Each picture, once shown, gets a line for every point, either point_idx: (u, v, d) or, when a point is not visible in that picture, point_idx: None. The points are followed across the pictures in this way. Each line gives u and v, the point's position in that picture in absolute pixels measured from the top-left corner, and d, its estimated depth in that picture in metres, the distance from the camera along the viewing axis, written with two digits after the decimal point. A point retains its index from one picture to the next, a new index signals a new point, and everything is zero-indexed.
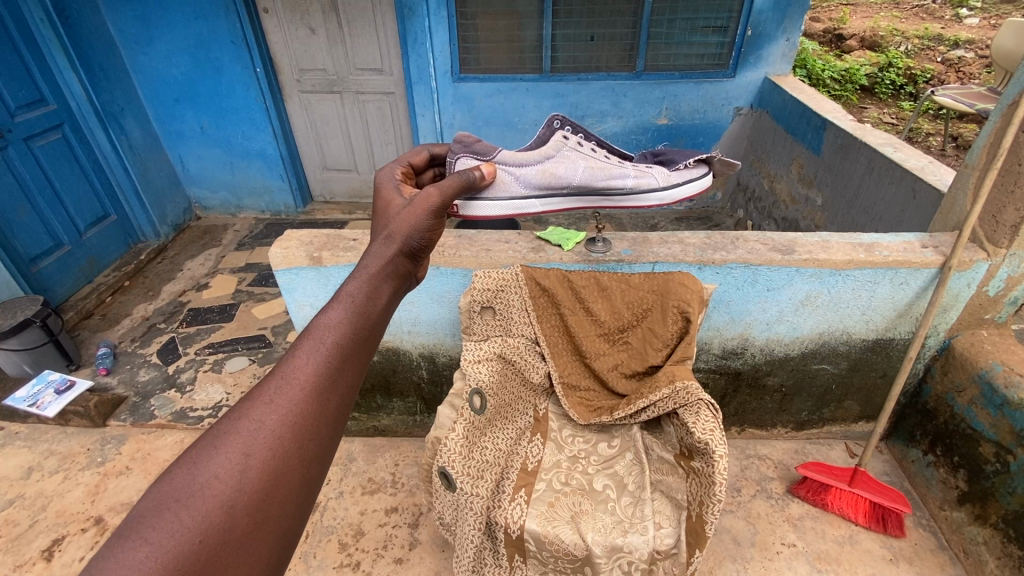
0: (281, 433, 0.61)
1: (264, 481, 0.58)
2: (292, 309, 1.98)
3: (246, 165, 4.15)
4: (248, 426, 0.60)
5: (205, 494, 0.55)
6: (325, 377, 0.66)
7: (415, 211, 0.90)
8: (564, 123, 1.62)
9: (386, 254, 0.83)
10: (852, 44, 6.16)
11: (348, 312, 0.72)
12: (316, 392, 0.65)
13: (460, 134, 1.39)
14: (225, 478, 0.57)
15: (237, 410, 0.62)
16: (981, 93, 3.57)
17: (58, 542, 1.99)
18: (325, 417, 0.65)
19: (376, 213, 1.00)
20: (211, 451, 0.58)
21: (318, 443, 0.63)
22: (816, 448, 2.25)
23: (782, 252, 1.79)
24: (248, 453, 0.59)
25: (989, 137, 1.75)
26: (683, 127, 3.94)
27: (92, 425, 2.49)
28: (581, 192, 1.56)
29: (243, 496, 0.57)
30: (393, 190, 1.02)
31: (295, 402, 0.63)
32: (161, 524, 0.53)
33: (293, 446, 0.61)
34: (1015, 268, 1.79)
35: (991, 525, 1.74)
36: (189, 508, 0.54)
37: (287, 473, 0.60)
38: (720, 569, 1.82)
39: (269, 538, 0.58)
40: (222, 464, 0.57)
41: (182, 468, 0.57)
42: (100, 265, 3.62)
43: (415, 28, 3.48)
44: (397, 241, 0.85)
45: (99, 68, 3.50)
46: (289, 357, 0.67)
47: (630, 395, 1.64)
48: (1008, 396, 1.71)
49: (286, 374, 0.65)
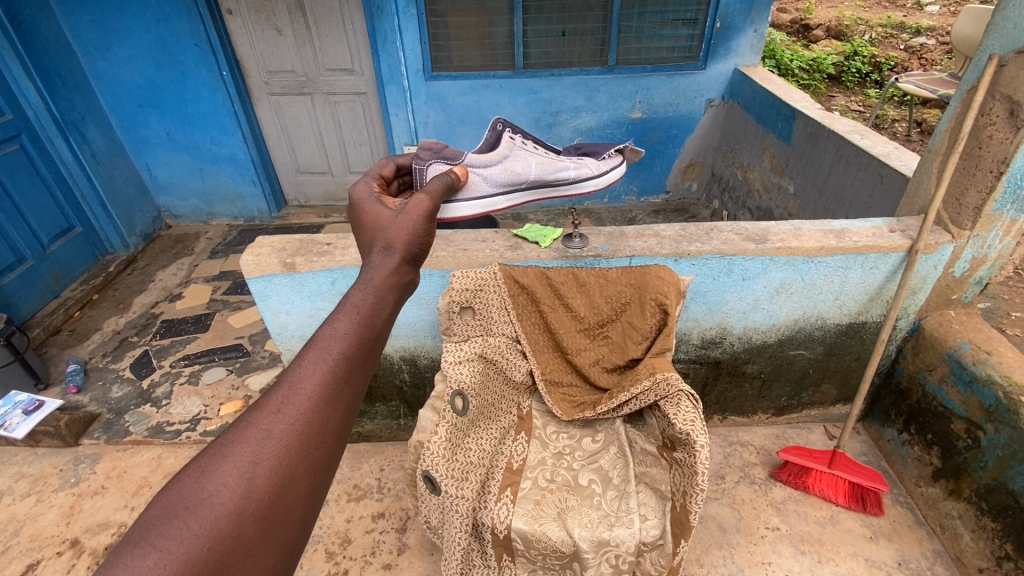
0: (289, 439, 0.60)
1: (272, 489, 0.57)
2: (266, 317, 1.94)
3: (216, 171, 4.06)
4: (256, 435, 0.59)
5: (214, 501, 0.54)
6: (333, 384, 0.65)
7: (403, 218, 0.89)
8: (506, 124, 1.61)
9: (389, 263, 0.82)
10: (819, 34, 6.29)
11: (354, 319, 0.71)
12: (325, 399, 0.64)
13: (428, 142, 1.37)
14: (233, 486, 0.55)
15: (244, 418, 0.61)
16: (942, 79, 3.67)
17: (33, 567, 1.92)
18: (334, 423, 0.63)
19: (359, 226, 0.94)
20: (222, 456, 0.57)
21: (326, 450, 0.62)
22: (796, 433, 2.30)
23: (756, 241, 1.81)
24: (258, 458, 0.57)
25: (950, 122, 1.79)
26: (657, 120, 3.97)
27: (64, 445, 2.40)
28: (537, 186, 1.58)
29: (251, 504, 0.55)
30: (376, 202, 0.96)
31: (303, 409, 0.62)
32: (170, 532, 0.52)
33: (302, 452, 0.60)
34: (978, 249, 1.84)
35: (965, 499, 1.79)
36: (198, 515, 0.53)
37: (296, 479, 0.59)
38: (706, 556, 1.84)
39: (279, 547, 0.57)
40: (230, 473, 0.56)
41: (192, 472, 0.56)
42: (66, 278, 3.50)
43: (384, 27, 3.43)
44: (398, 248, 0.84)
45: (56, 75, 3.38)
46: (298, 361, 0.65)
47: (611, 389, 1.64)
48: (976, 373, 1.76)
49: (292, 383, 0.63)
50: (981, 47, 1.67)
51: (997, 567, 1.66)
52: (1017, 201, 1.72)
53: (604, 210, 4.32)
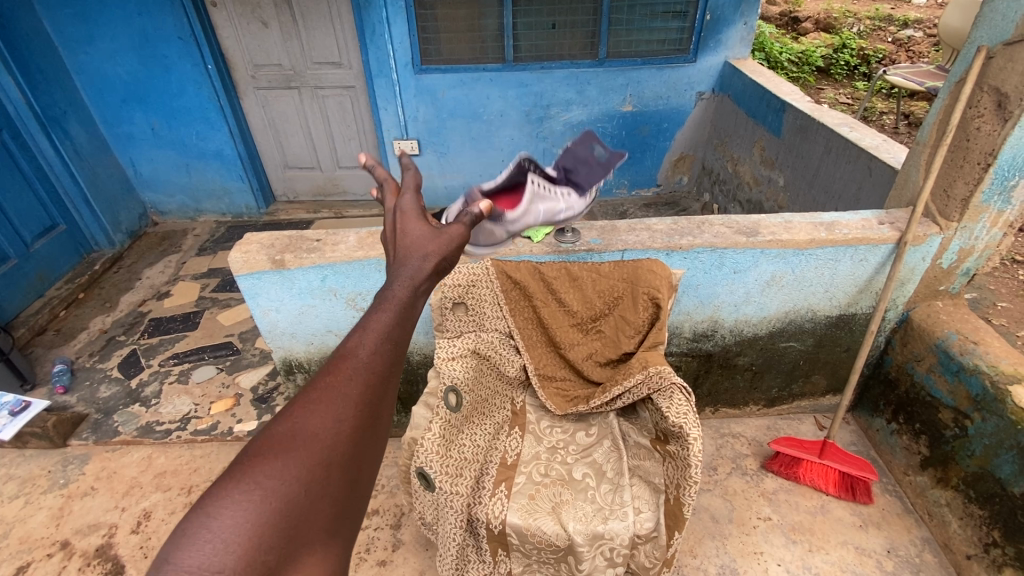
0: (340, 429, 0.58)
1: (323, 479, 0.56)
2: (256, 315, 1.92)
3: (203, 167, 4.00)
4: (309, 422, 0.58)
5: (269, 488, 0.53)
6: (382, 375, 0.63)
7: (424, 218, 0.81)
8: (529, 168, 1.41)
9: (426, 271, 0.74)
10: (808, 27, 6.31)
11: (401, 309, 0.69)
12: (375, 389, 0.62)
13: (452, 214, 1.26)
14: (287, 474, 0.54)
15: (295, 405, 0.59)
16: (929, 72, 3.69)
17: (23, 569, 1.90)
18: (382, 415, 0.62)
19: (392, 230, 0.81)
20: (273, 443, 0.56)
21: (375, 443, 0.61)
22: (787, 424, 2.32)
23: (747, 234, 1.81)
24: (311, 448, 0.56)
25: (939, 114, 1.80)
26: (648, 113, 3.96)
27: (52, 446, 2.37)
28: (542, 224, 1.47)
29: (306, 493, 0.54)
30: (414, 204, 0.83)
31: (354, 398, 0.60)
32: (226, 519, 0.50)
33: (352, 444, 0.59)
34: (965, 241, 1.86)
35: (953, 487, 1.82)
36: (252, 502, 0.52)
37: (346, 470, 0.58)
38: (699, 547, 1.85)
39: (328, 538, 0.56)
40: (282, 461, 0.55)
41: (244, 458, 0.54)
42: (51, 277, 3.43)
43: (372, 19, 3.39)
44: (435, 258, 0.76)
45: (37, 69, 3.30)
46: (346, 350, 0.64)
47: (604, 383, 1.65)
48: (963, 363, 1.79)
49: (343, 370, 0.62)
50: (970, 39, 1.68)
51: (984, 554, 1.69)
52: (1004, 192, 1.74)
53: (596, 204, 4.32)
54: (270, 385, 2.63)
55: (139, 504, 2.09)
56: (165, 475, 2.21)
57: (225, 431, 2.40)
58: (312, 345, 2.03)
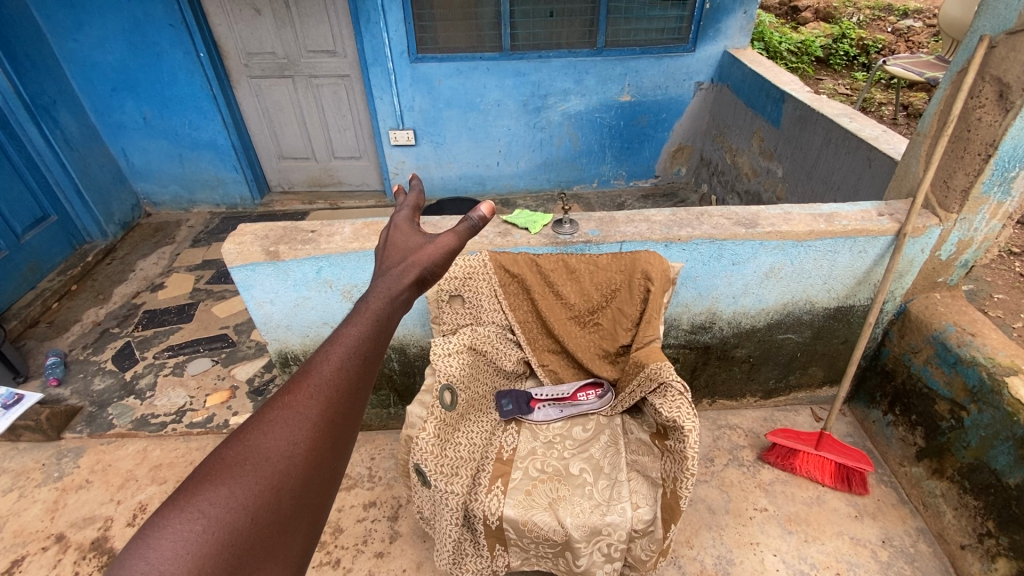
0: (293, 452, 0.59)
1: (273, 505, 0.56)
2: (251, 306, 1.90)
3: (196, 157, 3.97)
4: (262, 443, 0.59)
5: (213, 515, 0.54)
6: (342, 395, 0.64)
7: (412, 229, 0.93)
8: (559, 414, 1.68)
9: (405, 281, 0.80)
10: (807, 17, 6.27)
11: (367, 325, 0.71)
12: (333, 409, 0.63)
13: (507, 417, 1.66)
14: (233, 500, 0.55)
15: (253, 426, 0.61)
16: (929, 62, 3.66)
17: (18, 563, 1.89)
18: (340, 437, 0.63)
19: (383, 245, 0.90)
20: (222, 467, 0.57)
21: (330, 465, 0.61)
22: (783, 415, 2.33)
23: (746, 226, 1.79)
24: (261, 472, 0.57)
25: (940, 104, 1.79)
26: (646, 103, 3.93)
27: (47, 439, 2.35)
28: (557, 396, 1.72)
29: (252, 517, 0.55)
30: (407, 223, 0.93)
31: (310, 420, 0.61)
32: (166, 547, 0.51)
33: (305, 468, 0.59)
34: (964, 232, 1.85)
35: (948, 478, 1.83)
36: (195, 531, 0.52)
37: (297, 496, 0.58)
38: (696, 538, 1.86)
39: (277, 567, 0.56)
40: (230, 484, 0.56)
41: (193, 482, 0.56)
42: (43, 269, 3.38)
43: (367, 7, 3.32)
44: (416, 269, 0.82)
45: (24, 57, 3.23)
46: (307, 368, 0.65)
47: (619, 380, 1.70)
48: (961, 355, 1.78)
49: (299, 390, 0.63)
50: (971, 28, 1.67)
51: (978, 544, 1.69)
52: (1004, 183, 1.73)
53: (593, 195, 4.31)
54: (266, 377, 2.62)
55: (135, 497, 2.09)
56: (161, 467, 2.20)
57: (220, 423, 2.39)
58: (308, 337, 2.02)
